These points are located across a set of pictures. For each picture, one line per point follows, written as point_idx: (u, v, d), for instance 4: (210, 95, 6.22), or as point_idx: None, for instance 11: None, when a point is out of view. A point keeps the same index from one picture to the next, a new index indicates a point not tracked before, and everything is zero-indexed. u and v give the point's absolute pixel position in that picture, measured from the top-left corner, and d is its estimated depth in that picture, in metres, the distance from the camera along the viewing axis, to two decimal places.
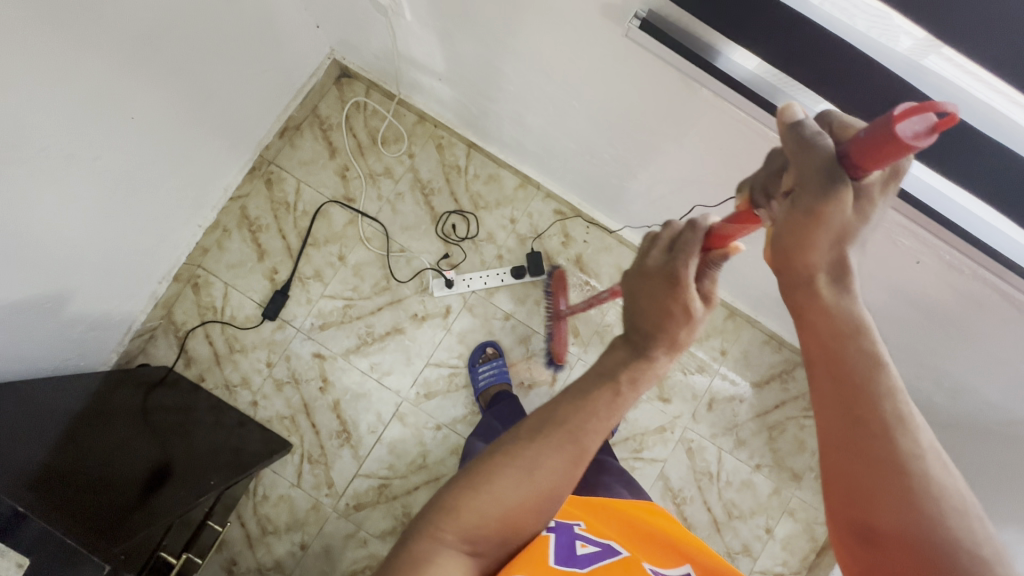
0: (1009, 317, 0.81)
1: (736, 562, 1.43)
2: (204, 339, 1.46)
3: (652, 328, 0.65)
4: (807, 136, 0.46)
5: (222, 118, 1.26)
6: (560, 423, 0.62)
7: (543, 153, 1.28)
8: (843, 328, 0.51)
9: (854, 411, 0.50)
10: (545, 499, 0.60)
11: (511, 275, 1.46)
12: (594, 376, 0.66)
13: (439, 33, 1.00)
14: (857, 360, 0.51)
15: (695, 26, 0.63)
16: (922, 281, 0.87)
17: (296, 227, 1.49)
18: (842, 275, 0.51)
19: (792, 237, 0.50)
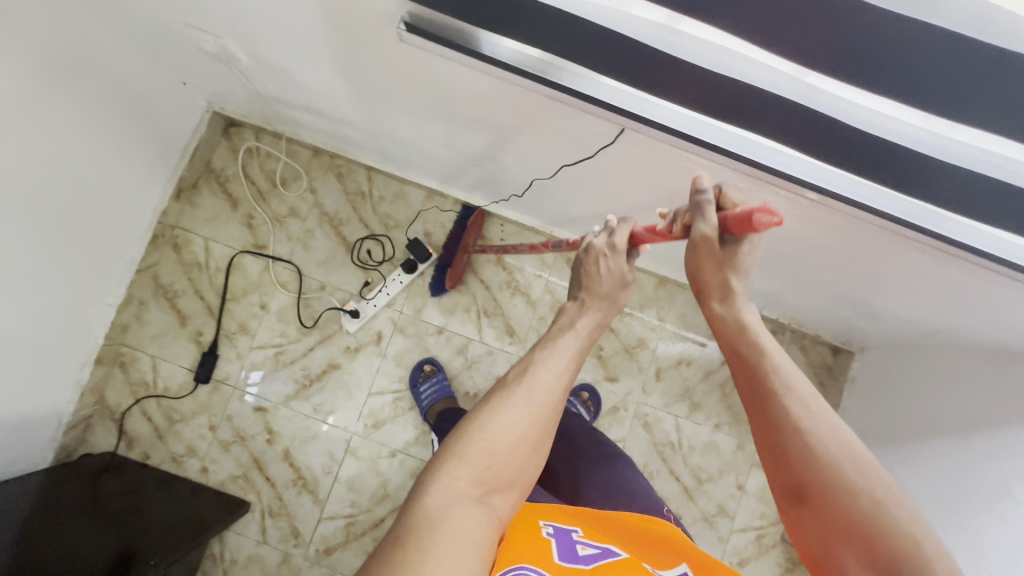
0: (870, 244, 0.81)
1: (715, 525, 1.42)
2: (142, 417, 1.43)
3: (601, 290, 0.77)
4: (702, 199, 0.63)
5: (109, 193, 1.23)
6: (540, 362, 0.70)
7: (434, 164, 1.26)
8: (740, 328, 0.68)
9: (754, 389, 0.64)
10: (543, 437, 0.65)
11: (404, 271, 1.43)
12: (556, 329, 0.75)
13: (283, 68, 0.98)
14: (751, 351, 0.66)
15: (460, 25, 0.56)
16: (806, 220, 0.80)
17: (213, 286, 1.47)
18: (730, 292, 0.69)
19: (691, 264, 0.69)
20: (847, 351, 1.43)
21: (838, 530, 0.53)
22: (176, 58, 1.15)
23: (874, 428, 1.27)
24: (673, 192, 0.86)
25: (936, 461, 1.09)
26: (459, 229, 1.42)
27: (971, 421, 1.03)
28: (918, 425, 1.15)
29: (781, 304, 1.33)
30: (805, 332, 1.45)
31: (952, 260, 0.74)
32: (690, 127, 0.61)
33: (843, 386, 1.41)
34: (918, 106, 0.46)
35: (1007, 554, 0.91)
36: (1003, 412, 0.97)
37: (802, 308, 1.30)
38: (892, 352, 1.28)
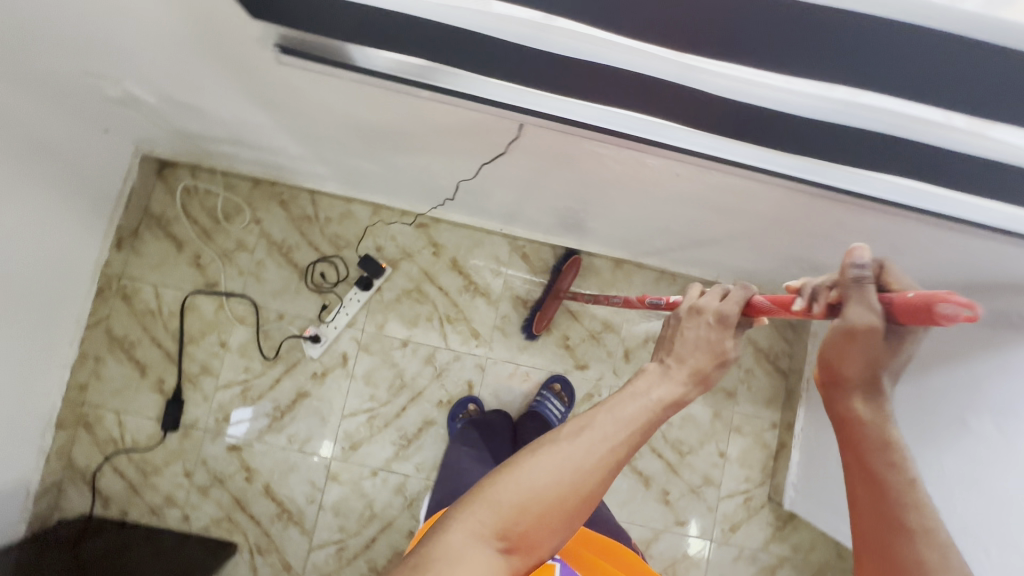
0: (787, 211, 0.78)
1: (703, 495, 1.43)
2: (114, 474, 1.40)
3: (692, 362, 0.60)
4: (860, 274, 0.52)
5: (47, 256, 1.19)
6: (601, 430, 0.57)
7: (371, 180, 1.24)
8: (884, 443, 0.55)
9: (882, 518, 0.55)
10: (581, 504, 0.56)
11: (360, 289, 1.42)
12: (633, 389, 0.60)
13: (195, 104, 0.96)
14: (889, 473, 0.55)
15: (326, 42, 0.55)
16: (727, 197, 0.78)
17: (168, 332, 1.43)
18: (881, 398, 0.56)
19: (834, 354, 0.55)
20: None
21: None
22: (96, 112, 1.11)
23: None
24: (591, 183, 0.86)
25: (900, 402, 1.08)
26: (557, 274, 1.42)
27: (925, 360, 1.04)
28: None
29: (735, 272, 1.34)
30: None
31: (877, 212, 0.69)
32: (589, 118, 0.58)
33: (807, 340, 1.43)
34: (806, 80, 0.43)
35: (966, 481, 0.91)
36: (958, 344, 0.97)
37: (755, 273, 1.31)
38: None
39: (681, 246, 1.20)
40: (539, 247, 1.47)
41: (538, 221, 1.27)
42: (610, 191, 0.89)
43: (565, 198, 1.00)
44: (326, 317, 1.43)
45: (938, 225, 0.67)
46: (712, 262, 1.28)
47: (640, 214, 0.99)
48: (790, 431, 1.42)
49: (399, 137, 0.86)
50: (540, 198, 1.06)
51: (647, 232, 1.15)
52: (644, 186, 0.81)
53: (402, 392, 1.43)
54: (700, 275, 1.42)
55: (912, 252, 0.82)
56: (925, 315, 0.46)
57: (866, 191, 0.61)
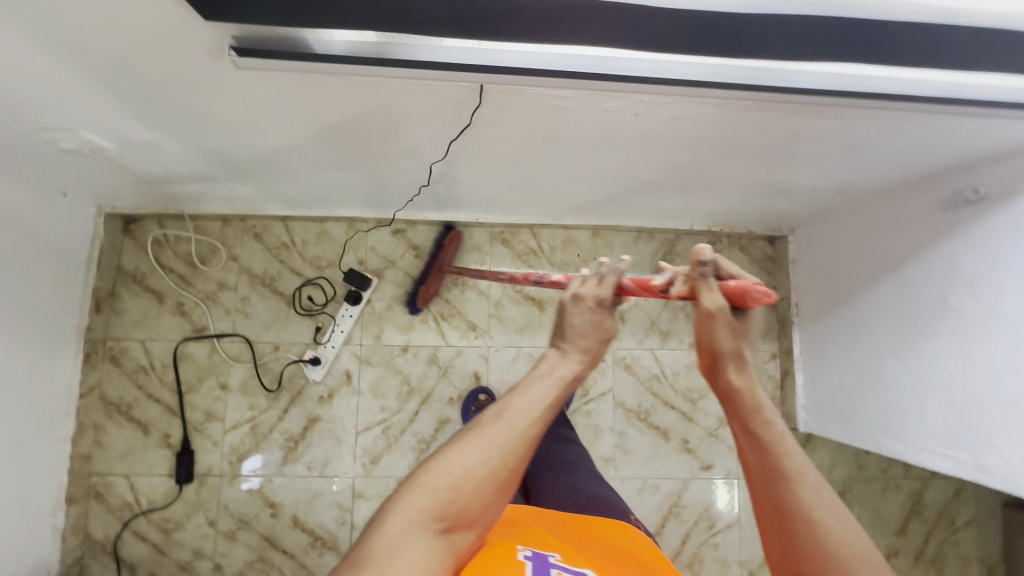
0: (741, 139, 0.84)
1: (722, 436, 1.47)
2: (136, 538, 1.36)
3: (582, 342, 0.67)
4: (704, 270, 0.61)
5: (28, 329, 1.16)
6: (518, 410, 0.61)
7: (342, 193, 1.26)
8: (754, 406, 0.61)
9: (769, 471, 0.57)
10: (512, 477, 0.59)
11: (350, 304, 1.42)
12: (537, 373, 0.65)
13: (155, 142, 0.96)
14: (765, 430, 0.60)
15: (281, 32, 0.57)
16: (687, 130, 0.82)
17: (165, 385, 1.41)
18: (745, 367, 0.63)
19: (706, 337, 0.61)
20: (781, 236, 1.50)
21: None
22: (54, 174, 1.10)
23: (828, 295, 1.33)
24: (558, 143, 0.89)
25: (883, 301, 1.14)
26: (438, 247, 1.43)
27: (899, 256, 1.09)
28: (861, 280, 1.21)
29: (708, 216, 1.39)
30: (739, 233, 1.51)
31: (825, 111, 0.73)
32: (543, 61, 0.61)
33: (788, 268, 1.48)
34: None
35: (960, 356, 0.95)
36: (926, 234, 1.03)
37: (727, 213, 1.36)
38: (819, 223, 1.36)
39: (652, 198, 1.24)
40: (517, 231, 1.50)
41: (512, 203, 1.31)
42: (576, 149, 0.92)
43: (535, 167, 1.03)
44: (322, 339, 1.43)
45: (882, 111, 0.71)
46: (685, 209, 1.32)
47: (608, 168, 1.03)
48: (790, 358, 1.47)
49: (366, 134, 0.88)
50: (510, 174, 1.08)
51: (618, 190, 1.18)
52: (607, 135, 0.85)
53: (412, 397, 1.43)
54: (675, 227, 1.47)
55: (865, 150, 0.87)
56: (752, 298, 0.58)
57: (806, 87, 0.65)
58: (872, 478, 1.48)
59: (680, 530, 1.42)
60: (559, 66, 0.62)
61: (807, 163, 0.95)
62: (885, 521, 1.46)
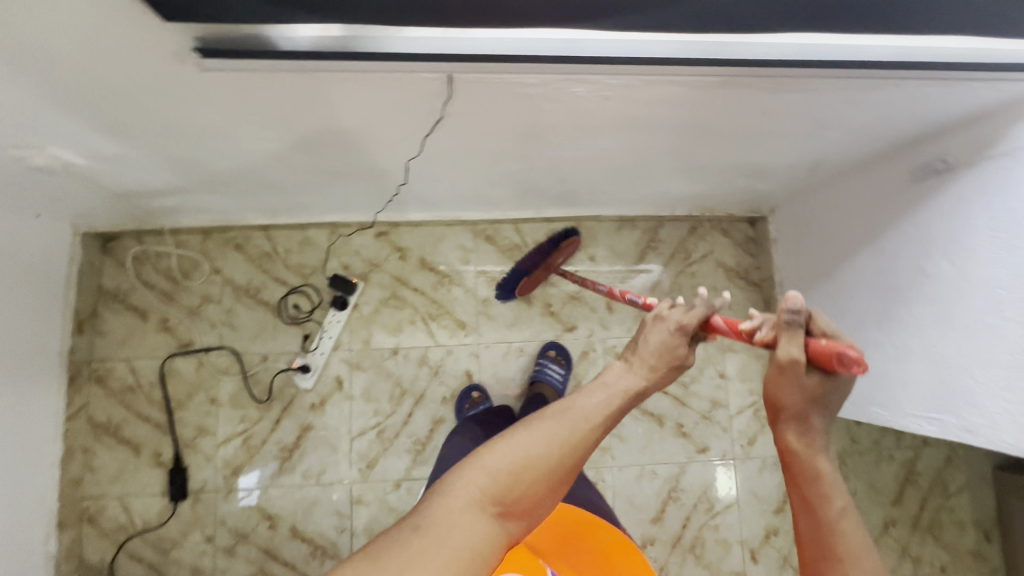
0: (711, 118, 0.85)
1: (715, 418, 1.48)
2: (132, 560, 1.34)
3: (652, 359, 0.71)
4: (794, 320, 0.63)
5: (8, 353, 1.14)
6: (582, 412, 0.65)
7: (321, 198, 1.25)
8: (816, 478, 0.63)
9: (818, 540, 0.61)
10: (568, 474, 0.63)
11: (337, 309, 1.42)
12: (604, 380, 0.70)
13: (125, 154, 0.95)
14: (824, 504, 0.62)
15: (243, 29, 0.57)
16: (657, 112, 0.82)
17: (153, 403, 1.39)
18: (812, 437, 0.65)
19: (778, 391, 0.64)
20: (762, 217, 1.52)
21: None
22: (25, 194, 1.08)
23: (810, 272, 1.34)
24: (532, 132, 0.89)
25: (863, 272, 1.16)
26: (550, 244, 1.27)
27: (875, 227, 1.11)
28: (840, 253, 1.23)
29: (689, 200, 1.40)
30: (720, 216, 1.52)
31: (791, 84, 0.74)
32: (509, 45, 0.62)
33: (770, 248, 1.50)
34: None
35: (937, 320, 0.97)
36: (899, 203, 1.05)
37: (706, 196, 1.37)
38: (796, 201, 1.38)
39: (631, 185, 1.25)
40: (501, 227, 1.50)
41: (493, 199, 1.31)
42: (550, 139, 0.93)
43: (511, 159, 1.03)
44: (310, 346, 1.42)
45: (846, 79, 0.72)
46: (664, 194, 1.33)
47: (584, 156, 1.03)
48: None
49: (339, 134, 0.88)
50: (489, 168, 1.09)
51: (596, 179, 1.19)
52: (580, 121, 0.85)
53: (405, 399, 1.43)
54: (656, 214, 1.47)
55: (834, 122, 0.88)
56: (831, 358, 0.59)
57: (766, 56, 0.66)
58: (865, 450, 1.50)
59: (680, 514, 1.43)
60: (524, 49, 0.63)
61: (779, 139, 0.96)
62: (880, 491, 1.48)
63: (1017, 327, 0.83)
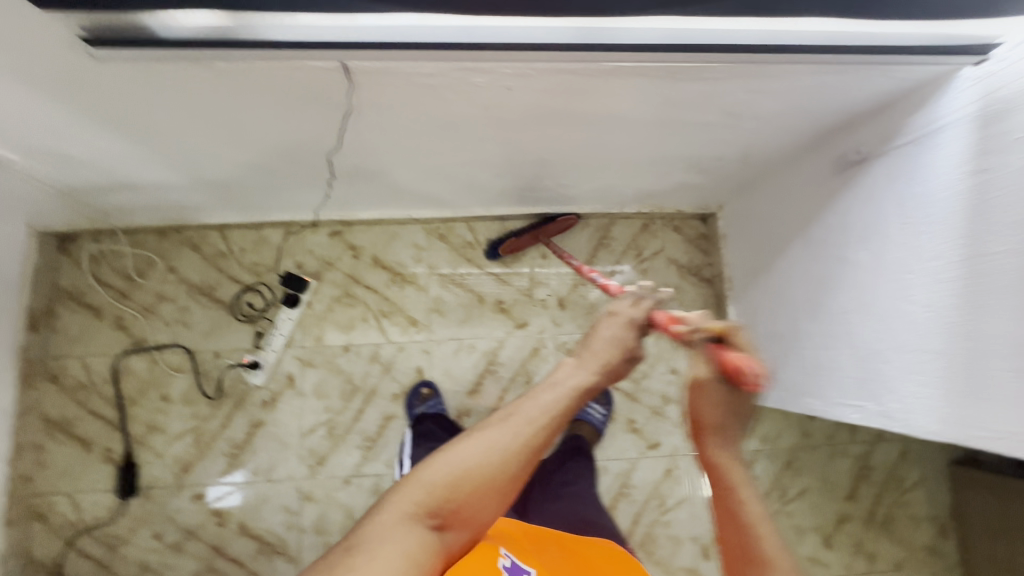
0: (620, 109, 0.87)
1: (666, 414, 1.48)
2: (80, 557, 1.34)
3: (601, 354, 0.71)
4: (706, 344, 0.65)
5: None
6: (523, 418, 0.66)
7: (268, 195, 1.27)
8: (734, 488, 0.66)
9: (746, 548, 0.64)
10: (509, 480, 0.64)
11: (289, 307, 1.43)
12: (551, 380, 0.70)
13: (58, 149, 0.97)
14: (749, 510, 0.65)
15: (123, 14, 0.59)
16: (565, 102, 0.84)
17: (106, 400, 1.40)
18: (734, 444, 0.67)
19: (700, 406, 0.66)
20: (712, 213, 1.53)
21: None
22: None
23: (753, 266, 1.36)
24: (450, 125, 0.91)
25: (796, 264, 1.17)
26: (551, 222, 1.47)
27: (805, 218, 1.12)
28: (777, 245, 1.24)
29: (636, 196, 1.42)
30: (671, 213, 1.54)
31: (685, 71, 0.76)
32: (395, 32, 0.65)
33: (720, 244, 1.51)
34: None
35: (859, 308, 0.97)
36: (826, 193, 1.06)
37: (652, 192, 1.39)
38: (740, 197, 1.39)
39: (570, 181, 1.26)
40: (453, 225, 1.52)
41: (439, 196, 1.33)
42: (472, 132, 0.95)
43: (441, 154, 1.06)
44: (262, 343, 1.43)
45: (737, 65, 0.74)
46: (608, 190, 1.35)
47: (512, 150, 1.06)
48: None
49: (261, 127, 0.91)
50: (423, 163, 1.11)
51: (534, 175, 1.21)
52: (494, 113, 0.87)
53: (356, 395, 1.44)
54: (606, 211, 1.49)
55: (746, 111, 0.90)
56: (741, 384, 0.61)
57: (643, 40, 0.68)
58: (818, 446, 1.49)
59: (630, 510, 1.42)
60: (408, 36, 0.65)
61: (698, 131, 0.98)
62: (834, 487, 1.48)
63: (925, 312, 0.83)
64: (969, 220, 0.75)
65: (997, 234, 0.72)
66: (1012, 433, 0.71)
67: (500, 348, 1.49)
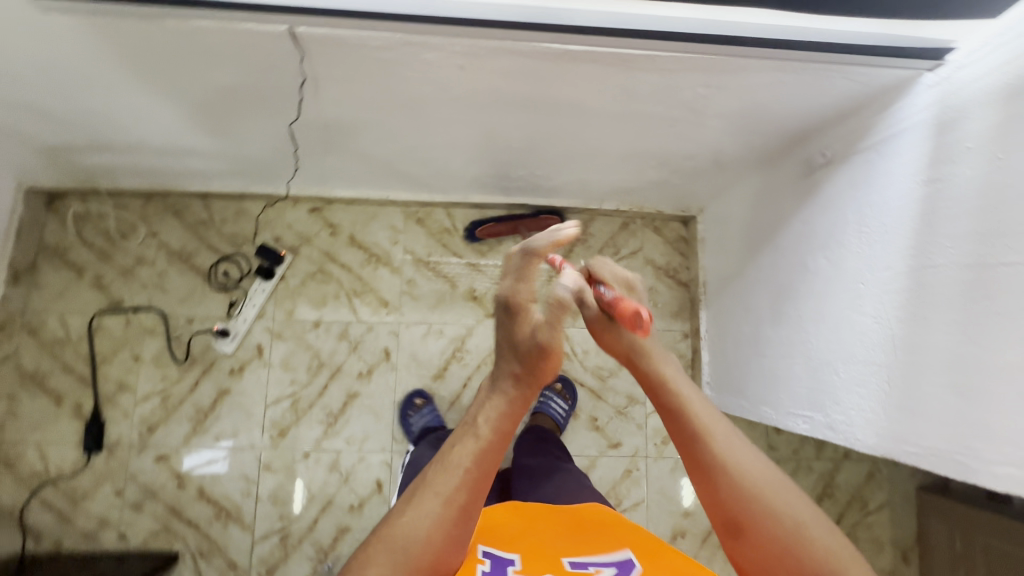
0: (579, 98, 0.87)
1: (630, 415, 1.47)
2: (43, 507, 1.37)
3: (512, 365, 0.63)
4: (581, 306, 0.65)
5: None
6: (437, 493, 0.58)
7: (246, 165, 1.29)
8: (661, 381, 0.66)
9: (687, 433, 0.64)
10: (438, 559, 0.57)
11: (263, 279, 1.45)
12: (461, 428, 0.63)
13: (36, 105, 1.00)
14: (676, 401, 0.65)
15: None
16: (521, 86, 0.84)
17: (80, 356, 1.43)
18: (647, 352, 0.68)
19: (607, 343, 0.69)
20: (692, 217, 1.52)
21: (773, 554, 0.57)
22: None
23: (725, 271, 1.34)
24: (411, 104, 0.92)
25: (763, 270, 1.15)
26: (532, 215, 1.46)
27: (774, 224, 1.11)
28: (748, 251, 1.22)
29: (614, 193, 1.41)
30: (651, 215, 1.52)
31: (637, 61, 0.75)
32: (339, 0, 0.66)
33: (698, 248, 1.49)
34: None
35: (815, 317, 0.96)
36: (794, 199, 1.04)
37: (629, 190, 1.38)
38: (719, 202, 1.38)
39: (544, 172, 1.26)
40: (432, 211, 1.53)
41: (415, 178, 1.34)
42: (434, 113, 0.96)
43: (410, 135, 1.06)
44: (234, 313, 1.45)
45: (689, 58, 0.73)
46: (584, 185, 1.35)
47: (479, 136, 1.06)
48: (698, 337, 1.48)
49: (226, 94, 0.92)
50: (394, 143, 1.12)
51: (506, 163, 1.21)
52: (452, 94, 0.88)
53: (322, 371, 1.45)
54: (585, 207, 1.48)
55: (708, 109, 0.89)
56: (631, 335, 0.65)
57: (587, 22, 0.68)
58: (783, 459, 1.47)
59: None
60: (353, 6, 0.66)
61: (663, 127, 0.97)
62: None
63: (873, 324, 0.81)
64: (919, 230, 0.73)
65: (943, 245, 0.70)
66: (942, 451, 0.69)
67: (469, 336, 1.49)
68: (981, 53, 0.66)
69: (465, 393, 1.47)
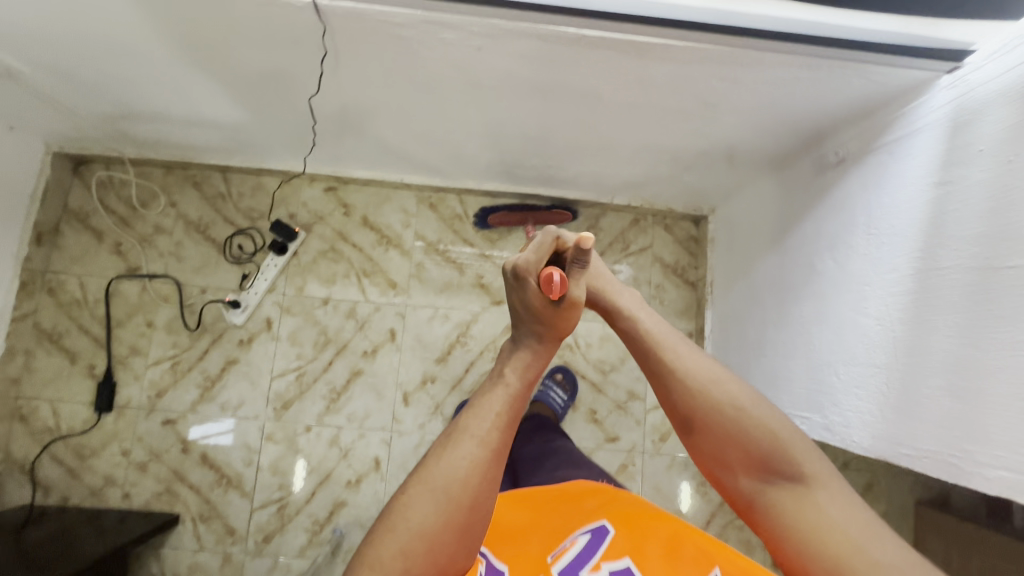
0: (594, 86, 0.88)
1: (629, 410, 1.48)
2: (53, 462, 1.42)
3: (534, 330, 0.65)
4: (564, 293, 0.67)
5: None
6: (471, 437, 0.58)
7: (265, 140, 1.32)
8: (613, 308, 0.70)
9: (636, 346, 0.68)
10: (475, 507, 0.56)
11: (275, 254, 1.47)
12: (491, 379, 0.64)
13: (68, 70, 1.03)
14: (628, 323, 0.69)
15: None
16: (537, 72, 0.85)
17: (95, 318, 1.48)
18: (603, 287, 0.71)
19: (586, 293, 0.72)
20: (704, 217, 1.51)
21: (724, 440, 0.61)
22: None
23: (733, 272, 1.34)
24: (429, 85, 0.94)
25: (770, 271, 1.15)
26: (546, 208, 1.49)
27: (784, 225, 1.10)
28: (757, 252, 1.22)
29: (626, 188, 1.41)
30: (662, 213, 1.52)
31: (653, 50, 0.76)
32: None
33: (707, 249, 1.49)
34: None
35: (820, 319, 0.95)
36: (806, 201, 1.03)
37: (641, 186, 1.38)
38: (730, 203, 1.38)
39: (557, 163, 1.28)
40: (445, 197, 1.54)
41: (429, 162, 1.36)
42: (450, 95, 0.97)
43: (426, 117, 1.08)
44: (246, 285, 1.49)
45: (703, 49, 0.74)
46: (596, 178, 1.35)
47: (494, 121, 1.07)
48: (702, 337, 1.48)
49: (249, 66, 0.94)
50: (410, 125, 1.13)
51: (520, 150, 1.22)
52: (469, 76, 0.89)
53: (328, 347, 1.48)
54: (596, 201, 1.49)
55: (724, 103, 0.89)
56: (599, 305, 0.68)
57: (604, 6, 0.68)
58: None
59: None
60: None
61: (677, 120, 0.97)
62: None
63: (877, 326, 0.81)
64: (927, 233, 0.73)
65: (952, 247, 0.69)
66: (937, 454, 0.69)
67: (473, 322, 1.50)
68: (994, 60, 0.66)
69: (466, 378, 1.48)
